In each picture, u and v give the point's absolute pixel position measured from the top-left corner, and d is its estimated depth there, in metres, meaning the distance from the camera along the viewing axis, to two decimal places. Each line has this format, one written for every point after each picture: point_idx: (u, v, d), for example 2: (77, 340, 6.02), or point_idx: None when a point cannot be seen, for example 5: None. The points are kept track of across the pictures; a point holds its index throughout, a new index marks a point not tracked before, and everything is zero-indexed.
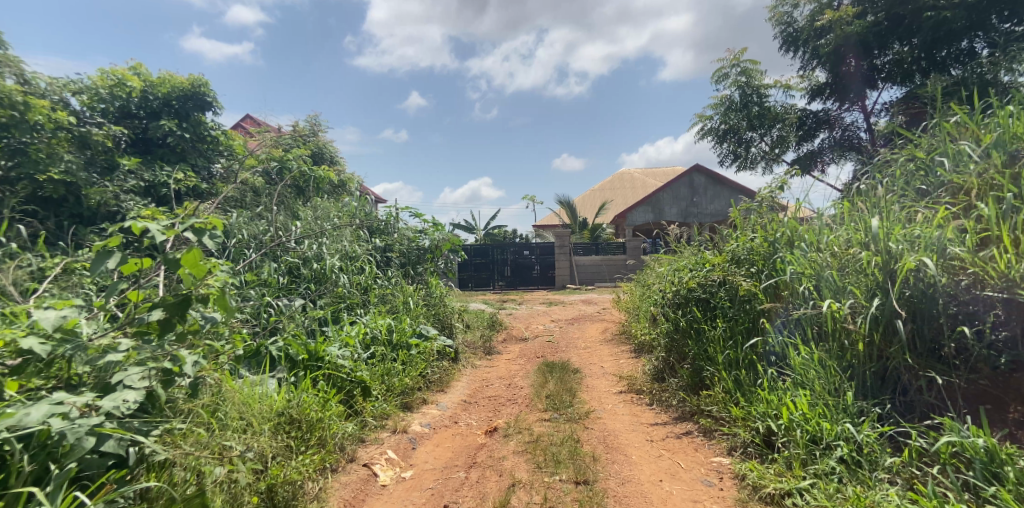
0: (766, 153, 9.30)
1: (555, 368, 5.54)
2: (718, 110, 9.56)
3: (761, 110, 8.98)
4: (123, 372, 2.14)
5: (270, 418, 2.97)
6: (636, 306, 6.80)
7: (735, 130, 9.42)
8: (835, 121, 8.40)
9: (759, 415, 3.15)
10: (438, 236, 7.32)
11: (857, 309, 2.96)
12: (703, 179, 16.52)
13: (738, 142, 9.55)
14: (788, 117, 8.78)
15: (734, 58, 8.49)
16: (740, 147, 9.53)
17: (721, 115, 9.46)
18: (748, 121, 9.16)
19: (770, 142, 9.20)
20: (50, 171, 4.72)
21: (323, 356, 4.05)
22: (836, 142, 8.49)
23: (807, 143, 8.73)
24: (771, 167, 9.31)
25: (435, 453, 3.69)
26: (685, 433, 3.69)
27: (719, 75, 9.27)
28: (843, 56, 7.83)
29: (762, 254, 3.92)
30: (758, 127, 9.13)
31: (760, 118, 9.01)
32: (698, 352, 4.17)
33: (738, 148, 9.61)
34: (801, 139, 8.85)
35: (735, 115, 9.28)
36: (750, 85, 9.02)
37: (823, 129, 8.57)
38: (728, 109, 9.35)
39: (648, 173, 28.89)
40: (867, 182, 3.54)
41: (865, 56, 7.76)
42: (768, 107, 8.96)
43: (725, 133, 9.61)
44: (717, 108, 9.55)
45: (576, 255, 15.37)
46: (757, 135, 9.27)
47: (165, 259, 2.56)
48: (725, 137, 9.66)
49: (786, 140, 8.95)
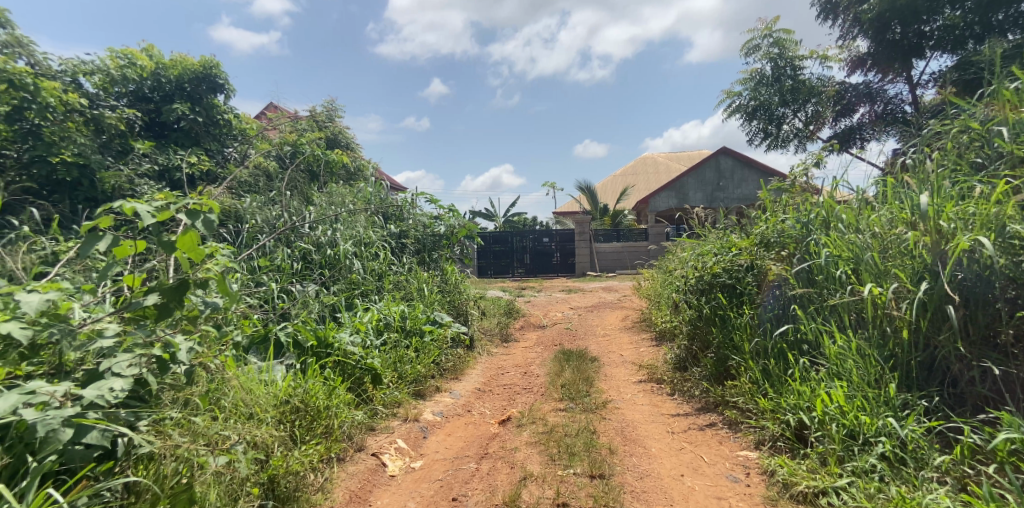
0: (799, 131, 8.96)
1: (572, 356, 5.37)
2: (748, 85, 9.23)
3: (795, 84, 8.67)
4: (111, 359, 2.02)
5: (273, 407, 2.86)
6: (658, 293, 6.59)
7: (766, 106, 9.08)
8: (877, 94, 7.80)
9: (790, 407, 2.95)
10: (454, 222, 7.14)
11: (901, 294, 2.74)
12: (731, 160, 16.07)
13: (768, 119, 9.18)
14: (824, 91, 8.44)
15: (768, 28, 8.16)
16: (771, 124, 9.18)
17: (751, 91, 9.15)
18: (781, 96, 8.82)
19: (804, 119, 8.85)
20: (62, 153, 4.66)
21: (333, 342, 3.93)
22: (877, 117, 7.88)
23: (844, 118, 8.23)
24: (805, 144, 8.95)
25: (447, 443, 3.57)
26: (709, 425, 3.51)
27: (750, 48, 8.92)
28: (888, 21, 7.11)
29: (794, 236, 3.69)
30: (790, 102, 8.77)
31: (793, 93, 8.68)
32: (722, 340, 3.98)
33: (768, 126, 9.23)
34: (839, 114, 8.34)
35: (767, 90, 8.96)
36: (784, 56, 8.72)
37: (862, 103, 8.00)
38: (758, 84, 9.05)
39: (671, 159, 28.38)
40: (914, 157, 3.29)
41: (912, 22, 7.01)
42: (803, 80, 8.64)
43: (755, 110, 9.28)
44: (746, 83, 9.21)
45: (596, 242, 15.12)
46: (790, 111, 8.90)
47: (160, 242, 2.44)
48: (754, 115, 9.32)
49: (823, 116, 8.51)
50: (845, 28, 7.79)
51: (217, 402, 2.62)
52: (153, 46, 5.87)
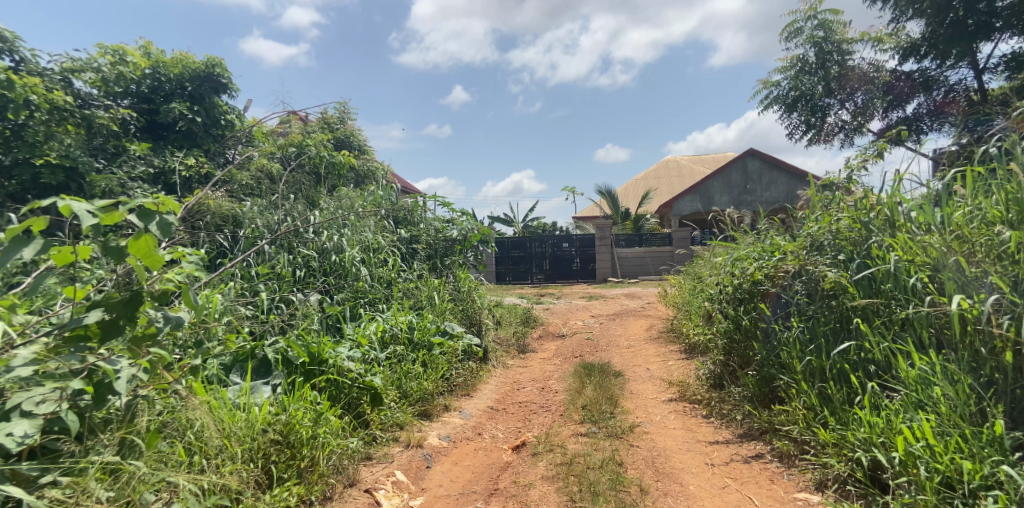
0: (845, 123, 8.44)
1: (594, 370, 4.89)
2: (788, 74, 8.70)
3: (842, 71, 8.08)
4: (21, 393, 1.68)
5: (251, 439, 2.47)
6: (686, 302, 6.10)
7: (809, 96, 8.57)
8: (934, 81, 7.20)
9: (860, 442, 2.48)
10: (467, 226, 6.74)
11: (1003, 307, 2.30)
12: (758, 162, 15.43)
13: (811, 110, 8.64)
14: (877, 77, 7.86)
15: (811, 11, 7.62)
16: (813, 116, 8.67)
17: (792, 80, 8.62)
18: (825, 85, 8.30)
19: (851, 110, 8.32)
20: (47, 154, 4.30)
21: (327, 359, 3.51)
22: (938, 107, 7.32)
23: (898, 110, 7.70)
24: (851, 137, 8.40)
25: (452, 474, 3.14)
26: (755, 456, 3.05)
27: (791, 32, 8.39)
28: None
29: (852, 239, 3.20)
30: (836, 91, 8.26)
31: (840, 80, 8.13)
32: (766, 358, 3.50)
33: (811, 118, 8.70)
34: (891, 105, 7.82)
35: (808, 79, 8.45)
36: (830, 39, 8.15)
37: (919, 93, 7.43)
38: (800, 72, 8.52)
39: (695, 161, 27.69)
40: (1004, 144, 2.81)
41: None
42: (850, 67, 8.03)
43: (795, 101, 8.76)
44: (786, 72, 8.68)
45: (617, 247, 14.61)
46: (836, 101, 8.39)
47: (105, 249, 2.02)
48: (795, 106, 8.80)
49: (872, 106, 7.99)
50: (896, 10, 7.18)
51: (180, 437, 2.24)
52: (151, 43, 5.53)
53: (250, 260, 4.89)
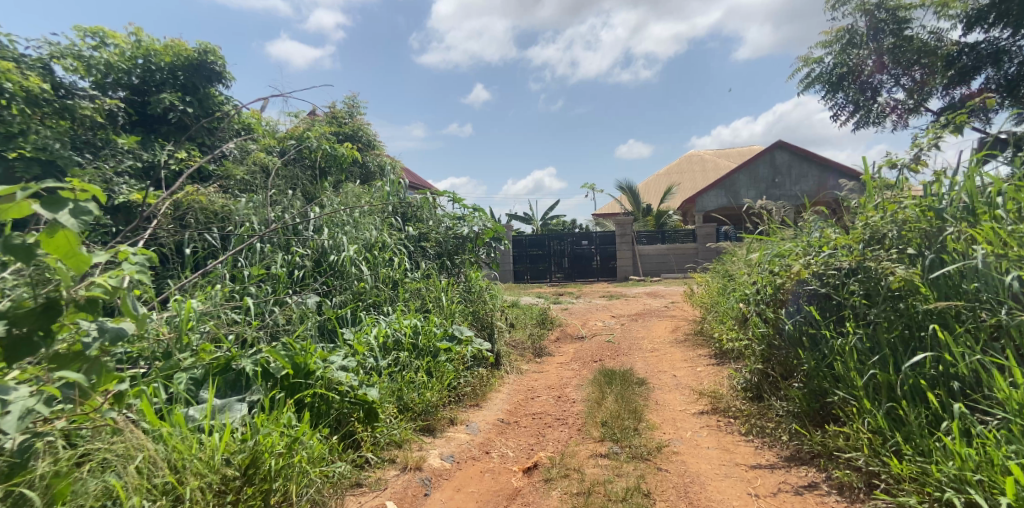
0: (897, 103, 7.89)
1: (615, 378, 4.41)
2: (832, 49, 8.12)
3: (898, 43, 7.54)
4: None
5: (208, 474, 2.07)
6: (717, 301, 5.59)
7: (857, 72, 7.99)
8: (1004, 52, 6.68)
9: (950, 480, 2.02)
10: (479, 223, 6.31)
11: None
12: (788, 155, 14.74)
13: (860, 88, 8.11)
14: (940, 48, 7.28)
15: None
16: (863, 94, 8.11)
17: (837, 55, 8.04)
18: (877, 59, 7.77)
19: (905, 87, 7.77)
20: (21, 147, 4.04)
21: (314, 371, 3.08)
22: (1009, 81, 6.74)
23: (961, 85, 7.14)
24: (906, 118, 7.86)
25: (453, 504, 2.71)
26: (809, 487, 2.56)
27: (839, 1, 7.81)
28: None
29: (924, 230, 2.70)
30: (890, 66, 7.74)
31: (895, 54, 7.59)
32: (816, 368, 3.00)
33: (860, 97, 8.16)
34: (953, 81, 7.20)
35: (857, 52, 7.87)
36: (884, 6, 7.52)
37: (987, 66, 6.87)
38: (846, 46, 7.94)
39: (720, 155, 26.94)
40: None
41: None
42: (907, 38, 7.49)
43: (841, 79, 8.18)
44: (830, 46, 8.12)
45: (639, 244, 14.05)
46: (889, 77, 7.84)
47: (8, 248, 1.64)
48: (840, 85, 8.23)
49: (930, 83, 7.45)
50: None
51: (125, 468, 1.95)
52: (141, 30, 5.21)
53: (241, 260, 4.54)
